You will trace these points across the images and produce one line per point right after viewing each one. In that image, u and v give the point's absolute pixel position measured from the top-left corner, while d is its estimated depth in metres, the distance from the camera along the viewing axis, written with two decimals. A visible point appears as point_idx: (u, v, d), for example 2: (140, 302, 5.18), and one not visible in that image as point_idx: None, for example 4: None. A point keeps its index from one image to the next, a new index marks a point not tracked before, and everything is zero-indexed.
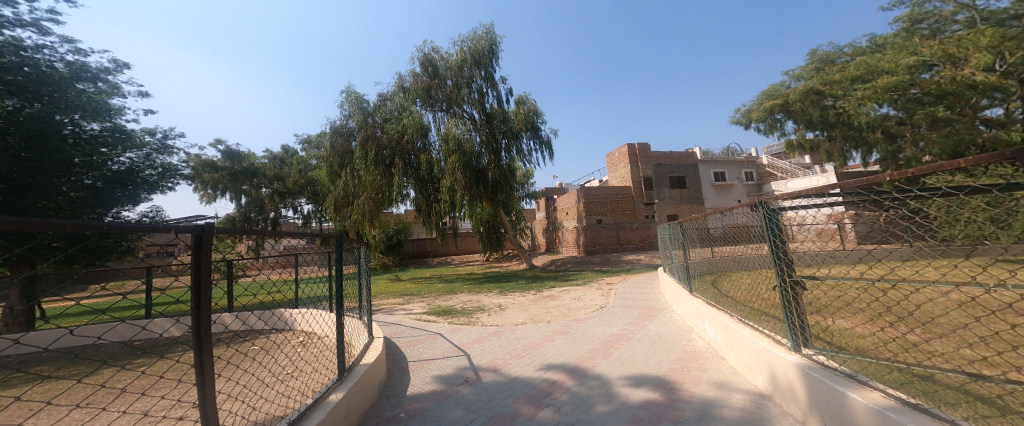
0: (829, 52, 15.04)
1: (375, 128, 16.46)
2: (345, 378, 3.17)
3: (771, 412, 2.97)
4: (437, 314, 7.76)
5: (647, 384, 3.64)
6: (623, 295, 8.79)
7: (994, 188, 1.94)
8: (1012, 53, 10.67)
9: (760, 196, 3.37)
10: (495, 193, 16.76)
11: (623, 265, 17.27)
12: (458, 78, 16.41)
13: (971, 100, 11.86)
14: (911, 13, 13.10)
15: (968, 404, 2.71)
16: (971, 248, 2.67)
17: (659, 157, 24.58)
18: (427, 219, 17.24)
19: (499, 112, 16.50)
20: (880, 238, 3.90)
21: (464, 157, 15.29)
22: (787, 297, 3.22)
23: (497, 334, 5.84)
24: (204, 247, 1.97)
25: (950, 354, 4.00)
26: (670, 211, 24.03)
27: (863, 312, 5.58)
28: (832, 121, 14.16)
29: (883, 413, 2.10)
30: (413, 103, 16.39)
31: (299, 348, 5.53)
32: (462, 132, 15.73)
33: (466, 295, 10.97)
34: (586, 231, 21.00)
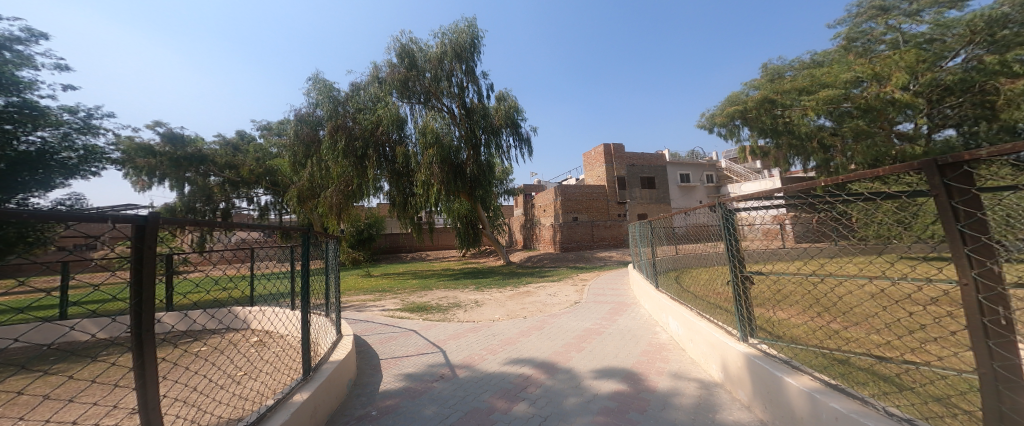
0: (778, 66, 16.32)
1: (347, 118, 15.66)
2: (310, 378, 3.02)
3: (722, 398, 3.23)
4: (411, 310, 7.59)
5: (616, 376, 3.81)
6: (596, 291, 9.08)
7: (903, 194, 2.17)
8: (924, 75, 12.26)
9: (719, 198, 3.63)
10: (473, 189, 16.75)
11: (596, 261, 17.84)
12: (437, 71, 16.04)
13: (889, 118, 13.32)
14: (848, 32, 14.59)
15: (873, 383, 3.11)
16: (882, 246, 3.06)
17: (632, 157, 25.48)
18: (402, 215, 16.89)
19: (478, 108, 16.34)
20: (813, 238, 4.36)
21: (443, 151, 14.92)
22: (738, 291, 3.49)
23: (472, 330, 5.83)
24: (147, 239, 1.78)
25: (862, 340, 4.56)
26: (640, 210, 25.12)
27: (797, 305, 6.20)
28: (781, 129, 15.38)
29: (811, 394, 2.34)
30: (389, 94, 15.86)
31: (257, 347, 5.21)
32: (442, 126, 15.44)
33: (440, 291, 10.81)
34: (562, 228, 21.40)
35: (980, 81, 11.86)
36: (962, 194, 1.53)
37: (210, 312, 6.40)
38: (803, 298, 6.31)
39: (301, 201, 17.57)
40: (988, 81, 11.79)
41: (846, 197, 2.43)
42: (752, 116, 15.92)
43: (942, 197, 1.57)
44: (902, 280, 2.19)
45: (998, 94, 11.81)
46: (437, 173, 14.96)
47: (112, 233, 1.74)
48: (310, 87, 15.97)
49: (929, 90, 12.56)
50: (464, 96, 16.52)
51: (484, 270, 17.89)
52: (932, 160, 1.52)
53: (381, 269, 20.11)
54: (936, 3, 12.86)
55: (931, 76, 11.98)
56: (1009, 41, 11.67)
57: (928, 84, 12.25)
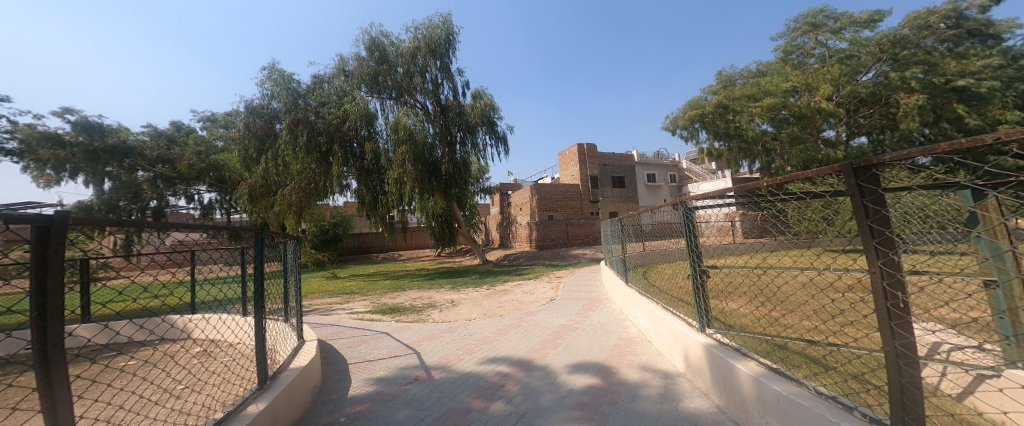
0: (730, 74, 17.43)
1: (309, 112, 14.76)
2: (269, 387, 2.81)
3: (683, 387, 3.42)
4: (383, 312, 7.32)
5: (589, 370, 3.90)
6: (570, 287, 9.27)
7: (827, 194, 2.38)
8: (844, 88, 13.81)
9: (679, 197, 3.81)
10: (448, 187, 16.57)
11: (571, 259, 18.21)
12: (411, 66, 15.48)
13: (817, 124, 14.71)
14: (785, 45, 15.97)
15: (804, 365, 3.45)
16: (810, 240, 3.38)
17: (604, 157, 26.17)
18: (372, 213, 16.29)
19: (454, 105, 16.01)
20: (757, 233, 4.69)
21: (416, 148, 14.46)
22: (697, 284, 3.70)
23: (448, 330, 5.74)
24: (52, 242, 1.45)
25: (795, 326, 5.02)
26: (612, 208, 25.95)
27: (744, 296, 6.71)
28: (732, 133, 16.29)
29: (756, 379, 2.50)
30: (358, 89, 15.15)
31: (201, 358, 4.77)
32: (416, 124, 14.94)
33: (411, 292, 10.51)
34: (538, 227, 21.69)
35: (886, 95, 13.62)
36: (871, 194, 1.67)
37: (140, 322, 5.76)
38: (750, 289, 6.85)
39: (253, 199, 16.43)
40: (892, 95, 13.56)
41: (785, 196, 2.62)
42: (708, 120, 16.67)
43: (854, 197, 1.72)
44: (827, 270, 2.41)
45: (899, 107, 13.63)
46: (411, 171, 14.55)
47: (3, 235, 1.39)
48: (266, 77, 14.85)
49: (848, 101, 14.13)
50: (439, 93, 16.11)
51: (458, 269, 17.68)
52: (848, 163, 1.66)
53: (348, 271, 19.25)
54: (854, 23, 14.44)
55: (850, 89, 13.50)
56: (909, 61, 13.44)
57: (847, 95, 13.83)
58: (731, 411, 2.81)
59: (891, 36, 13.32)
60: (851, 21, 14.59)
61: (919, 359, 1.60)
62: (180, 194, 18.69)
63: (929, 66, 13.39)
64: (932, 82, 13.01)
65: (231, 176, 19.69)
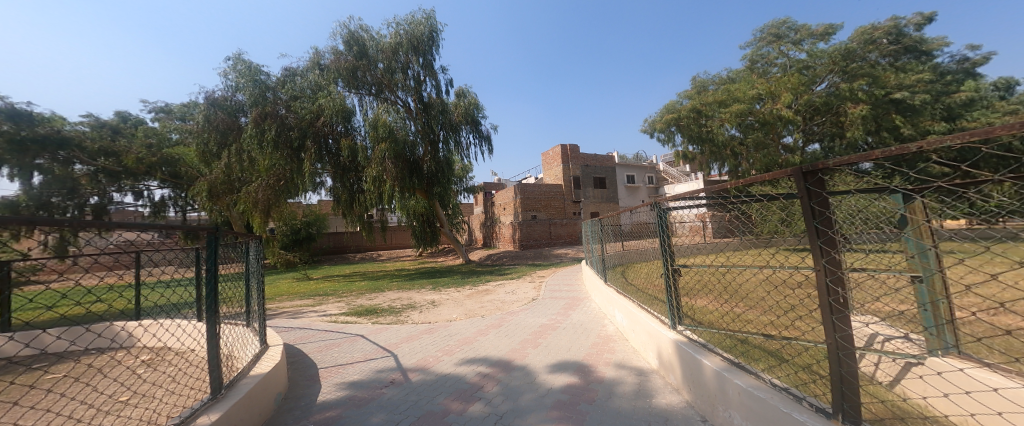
0: (703, 79, 18.06)
1: (278, 106, 14.22)
2: (227, 395, 2.68)
3: (656, 384, 3.53)
4: (358, 314, 7.14)
5: (568, 369, 3.96)
6: (552, 287, 9.35)
7: (783, 197, 2.54)
8: (801, 98, 14.75)
9: (655, 198, 3.96)
10: (430, 186, 16.40)
11: (554, 258, 18.34)
12: (392, 62, 15.17)
13: (778, 131, 15.47)
14: (752, 54, 16.74)
15: (765, 359, 3.64)
16: (769, 240, 3.58)
17: (586, 158, 26.52)
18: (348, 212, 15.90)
19: (437, 103, 15.79)
20: (725, 233, 4.91)
21: (397, 146, 14.19)
22: (670, 282, 3.84)
23: (428, 331, 5.67)
24: None
25: (757, 321, 5.31)
26: (593, 208, 26.37)
27: (714, 293, 7.01)
28: (704, 137, 16.88)
29: (720, 373, 2.62)
30: (335, 83, 14.75)
31: (148, 367, 4.49)
32: (397, 121, 14.65)
33: (388, 292, 10.31)
34: (522, 226, 21.67)
35: (836, 104, 14.57)
36: (817, 197, 1.80)
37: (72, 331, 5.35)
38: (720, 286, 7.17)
39: (213, 196, 15.53)
40: (841, 104, 14.52)
41: (746, 198, 2.79)
42: (684, 124, 17.18)
43: (801, 199, 1.83)
44: (781, 268, 2.57)
45: (846, 116, 14.64)
46: (391, 169, 14.25)
47: None
48: (230, 68, 14.19)
49: (803, 110, 15.07)
50: (421, 90, 15.88)
51: (440, 269, 17.55)
52: (798, 168, 1.77)
53: (320, 271, 18.65)
54: (811, 35, 15.29)
55: (806, 98, 14.42)
56: (857, 73, 14.48)
57: (804, 104, 14.71)
58: (700, 406, 2.93)
59: (842, 50, 14.27)
60: (809, 33, 15.46)
61: (855, 350, 1.74)
62: (126, 189, 16.97)
63: (872, 78, 14.45)
64: (875, 94, 14.09)
65: (188, 172, 18.40)
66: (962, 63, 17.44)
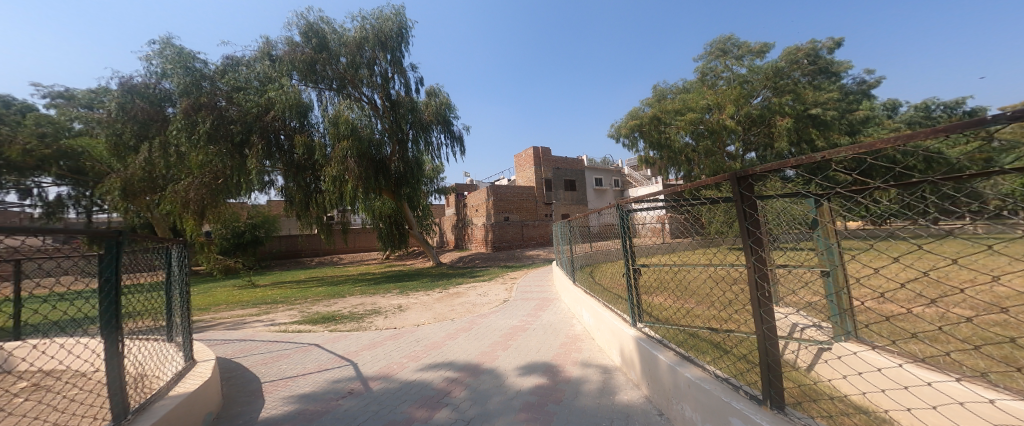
0: (663, 89, 18.92)
1: (216, 97, 13.14)
2: (138, 418, 2.37)
3: (619, 380, 3.65)
4: (314, 322, 6.80)
5: (537, 371, 3.99)
6: (524, 288, 9.41)
7: (727, 200, 2.73)
8: (740, 110, 16.08)
9: (619, 200, 4.13)
10: (398, 187, 16.03)
11: (526, 259, 18.47)
12: (357, 58, 14.68)
13: (722, 140, 16.68)
14: (703, 66, 17.81)
15: (714, 353, 3.89)
16: (718, 239, 3.84)
17: (557, 161, 26.94)
18: (302, 214, 15.23)
19: (406, 100, 15.35)
20: (680, 233, 5.18)
21: (360, 144, 13.74)
22: (631, 281, 3.99)
23: (392, 338, 5.51)
24: None
25: (706, 316, 5.67)
26: (564, 210, 26.81)
27: (676, 290, 7.34)
28: (662, 144, 17.74)
29: (672, 367, 2.76)
30: (289, 75, 13.97)
31: (33, 392, 3.86)
32: (362, 119, 14.22)
33: (344, 298, 9.89)
34: (494, 228, 21.60)
35: (769, 117, 15.96)
36: (747, 200, 1.96)
37: None
38: (682, 284, 7.52)
39: (130, 195, 14.62)
40: (773, 117, 15.96)
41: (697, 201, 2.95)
42: (646, 130, 17.90)
43: (736, 202, 1.98)
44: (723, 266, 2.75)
45: (775, 128, 16.12)
46: (355, 169, 13.77)
47: None
48: (156, 52, 13.05)
49: (745, 121, 16.31)
50: (390, 87, 15.47)
51: (411, 272, 17.18)
52: (736, 173, 1.91)
53: (268, 278, 17.53)
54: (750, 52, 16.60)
55: (745, 110, 15.70)
56: (785, 89, 16.07)
57: (743, 115, 15.98)
58: (657, 400, 3.06)
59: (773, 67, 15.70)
60: (749, 50, 16.76)
61: (778, 340, 1.91)
62: (5, 188, 14.54)
63: (796, 95, 16.05)
64: (797, 109, 15.67)
65: (92, 167, 15.82)
66: (860, 86, 20.48)
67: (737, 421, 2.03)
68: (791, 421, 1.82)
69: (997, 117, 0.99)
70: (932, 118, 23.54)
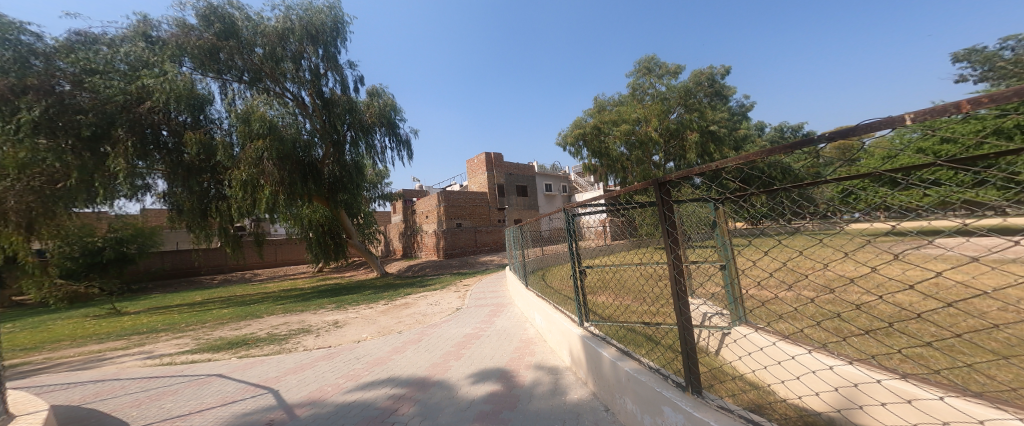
0: (602, 100, 19.93)
1: (56, 80, 10.58)
2: None
3: (568, 380, 3.76)
4: (211, 350, 6.17)
5: (490, 378, 3.97)
6: (478, 294, 9.35)
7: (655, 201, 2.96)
8: (661, 124, 17.54)
9: (565, 205, 4.26)
10: (334, 193, 15.40)
11: (480, 266, 18.36)
12: (278, 50, 13.71)
13: (648, 151, 18.09)
14: (632, 83, 19.12)
15: (646, 346, 4.20)
16: (649, 239, 4.14)
17: (508, 166, 27.15)
18: (195, 224, 13.74)
19: (342, 100, 14.73)
20: (621, 236, 5.49)
21: (282, 145, 12.67)
22: (579, 283, 4.13)
23: (326, 358, 5.16)
24: None
25: (642, 311, 6.07)
26: (516, 216, 27.06)
27: (620, 289, 7.72)
28: (600, 153, 18.73)
29: (614, 361, 2.92)
30: (176, 61, 12.41)
31: None
32: (285, 118, 13.31)
33: (256, 319, 9.00)
34: (447, 235, 21.24)
35: (683, 132, 17.58)
36: (666, 204, 2.15)
37: None
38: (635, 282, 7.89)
39: None
40: (686, 131, 17.59)
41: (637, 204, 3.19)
42: (589, 139, 18.79)
43: (657, 206, 2.15)
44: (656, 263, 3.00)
45: (685, 141, 17.83)
46: (275, 173, 12.63)
47: None
48: None
49: (670, 133, 17.72)
50: (321, 84, 14.70)
51: (351, 284, 16.23)
52: (660, 181, 2.07)
53: (144, 303, 15.39)
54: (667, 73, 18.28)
55: (666, 124, 17.23)
56: (694, 107, 17.69)
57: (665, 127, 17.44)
58: (602, 397, 3.19)
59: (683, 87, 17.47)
60: (666, 70, 18.34)
61: (692, 329, 2.13)
62: None
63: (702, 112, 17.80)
64: (700, 125, 17.45)
65: None
66: (743, 107, 23.89)
67: (668, 409, 2.18)
68: (707, 403, 2.04)
69: (822, 136, 1.29)
70: (787, 137, 28.33)
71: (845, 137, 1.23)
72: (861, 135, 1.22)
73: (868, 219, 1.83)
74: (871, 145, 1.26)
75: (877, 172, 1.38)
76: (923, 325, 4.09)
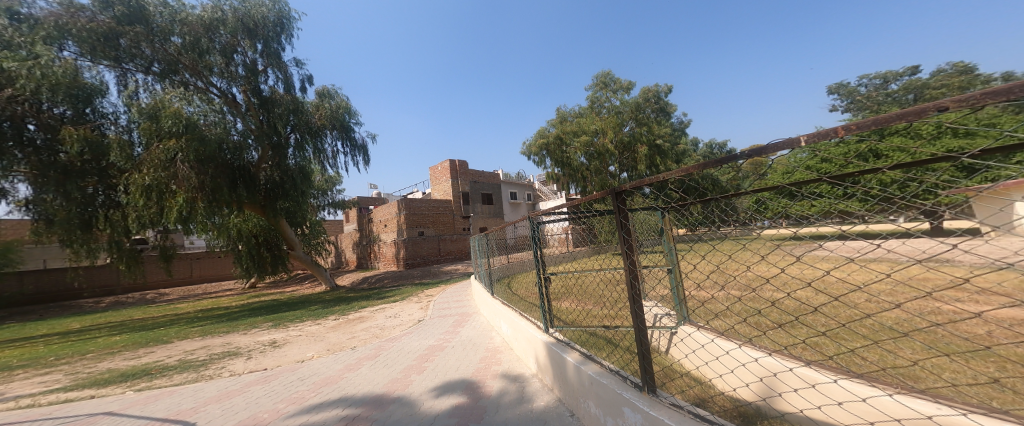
0: (563, 111, 20.67)
1: None
2: None
3: (534, 386, 3.77)
4: (100, 384, 5.22)
5: (456, 390, 3.86)
6: (442, 305, 9.09)
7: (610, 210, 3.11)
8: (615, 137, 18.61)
9: (530, 213, 4.33)
10: (271, 201, 14.32)
11: (443, 275, 17.84)
12: (203, 42, 12.32)
13: (605, 162, 19.03)
14: (591, 96, 20.09)
15: (610, 349, 4.34)
16: (607, 247, 4.33)
17: (474, 174, 26.88)
18: (76, 239, 11.63)
19: (285, 99, 13.74)
20: (581, 243, 5.66)
21: (205, 147, 11.11)
22: (543, 289, 4.19)
23: (260, 381, 4.70)
24: None
25: (609, 315, 6.27)
26: (482, 224, 26.79)
27: (591, 295, 7.87)
28: (562, 162, 19.37)
29: (577, 365, 2.99)
30: (55, 43, 10.66)
31: None
32: (209, 117, 11.91)
33: (169, 344, 7.94)
34: (407, 244, 20.44)
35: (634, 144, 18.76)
36: (622, 213, 2.28)
37: None
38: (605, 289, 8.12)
39: None
40: (637, 144, 18.79)
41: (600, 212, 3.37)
42: (552, 149, 19.36)
43: (613, 215, 2.27)
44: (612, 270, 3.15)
45: (636, 153, 18.98)
46: (190, 176, 11.10)
47: None
48: None
49: (623, 146, 18.82)
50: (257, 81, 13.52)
51: (291, 300, 14.93)
52: (617, 190, 2.19)
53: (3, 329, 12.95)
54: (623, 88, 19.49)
55: (620, 138, 18.34)
56: (645, 122, 18.98)
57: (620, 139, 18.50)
58: (568, 402, 3.23)
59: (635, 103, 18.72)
60: (620, 86, 19.53)
61: (646, 331, 2.24)
62: None
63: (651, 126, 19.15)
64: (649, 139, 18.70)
65: None
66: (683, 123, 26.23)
67: (627, 409, 2.28)
68: (661, 401, 2.17)
69: (742, 153, 1.48)
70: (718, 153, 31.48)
71: (758, 154, 1.39)
72: (767, 153, 1.39)
73: (773, 226, 2.07)
74: (775, 160, 1.44)
75: (780, 184, 1.46)
76: (815, 317, 4.72)
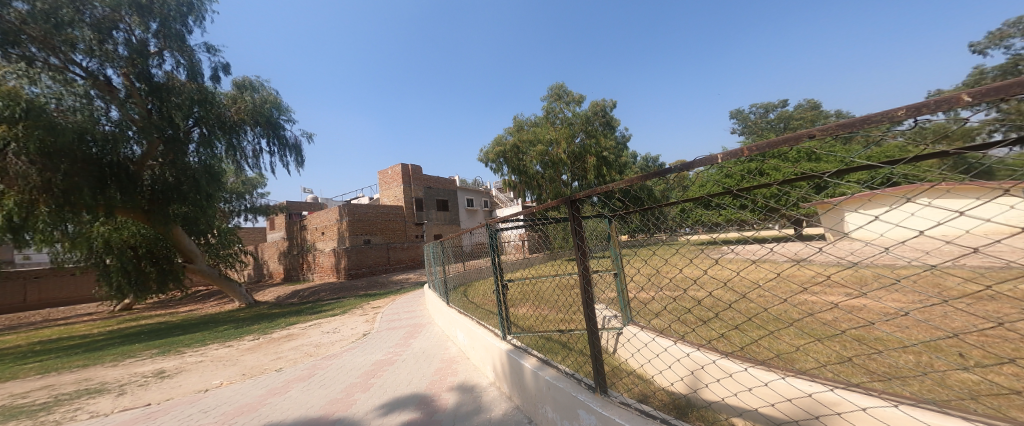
0: (519, 120, 21.00)
1: None
2: None
3: (490, 396, 3.73)
4: None
5: (407, 406, 3.71)
6: (391, 317, 8.76)
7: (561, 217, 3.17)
8: (570, 146, 19.28)
9: (487, 220, 4.29)
10: (160, 204, 12.24)
11: (393, 285, 17.18)
12: (65, 11, 9.52)
13: (558, 171, 19.63)
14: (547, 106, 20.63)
15: (561, 353, 4.42)
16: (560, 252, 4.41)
17: (427, 179, 26.30)
18: None
19: (185, 88, 11.93)
20: (537, 249, 5.72)
21: (56, 137, 8.59)
22: (500, 296, 4.18)
23: (139, 419, 4.13)
24: None
25: (559, 320, 6.39)
26: (436, 231, 26.21)
27: (541, 301, 7.95)
28: (519, 170, 19.67)
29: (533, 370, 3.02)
30: None
31: None
32: (65, 101, 9.38)
33: (16, 380, 6.57)
34: (350, 253, 19.36)
35: (584, 154, 19.47)
36: (576, 220, 2.34)
37: None
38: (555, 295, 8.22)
39: None
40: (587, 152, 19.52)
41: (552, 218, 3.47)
42: (509, 156, 19.60)
43: (569, 221, 2.34)
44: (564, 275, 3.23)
45: (583, 161, 19.68)
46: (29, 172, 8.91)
47: None
48: None
49: (577, 155, 19.46)
50: (148, 65, 11.17)
51: (193, 322, 13.37)
52: (571, 198, 2.26)
53: None
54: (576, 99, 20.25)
55: (573, 148, 18.99)
56: (594, 134, 19.76)
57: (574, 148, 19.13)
58: (526, 408, 3.23)
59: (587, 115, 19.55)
60: (573, 98, 20.27)
61: (598, 333, 2.31)
62: None
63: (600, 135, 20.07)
64: (595, 148, 19.49)
65: None
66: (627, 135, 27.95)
67: (582, 411, 2.31)
68: (611, 400, 2.24)
69: (673, 167, 1.57)
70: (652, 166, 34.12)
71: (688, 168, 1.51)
72: (690, 168, 1.51)
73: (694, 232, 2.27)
74: (693, 175, 1.59)
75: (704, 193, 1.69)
76: (727, 313, 5.11)
